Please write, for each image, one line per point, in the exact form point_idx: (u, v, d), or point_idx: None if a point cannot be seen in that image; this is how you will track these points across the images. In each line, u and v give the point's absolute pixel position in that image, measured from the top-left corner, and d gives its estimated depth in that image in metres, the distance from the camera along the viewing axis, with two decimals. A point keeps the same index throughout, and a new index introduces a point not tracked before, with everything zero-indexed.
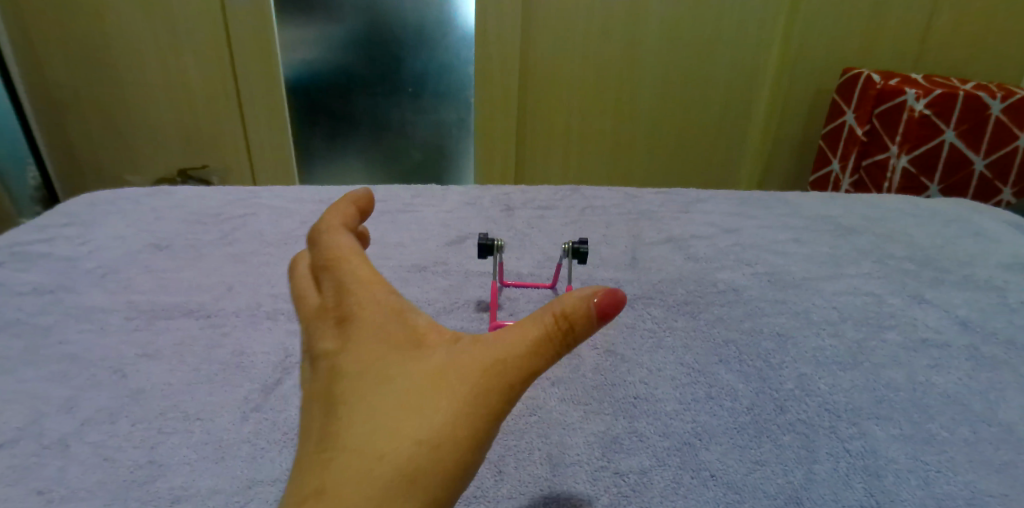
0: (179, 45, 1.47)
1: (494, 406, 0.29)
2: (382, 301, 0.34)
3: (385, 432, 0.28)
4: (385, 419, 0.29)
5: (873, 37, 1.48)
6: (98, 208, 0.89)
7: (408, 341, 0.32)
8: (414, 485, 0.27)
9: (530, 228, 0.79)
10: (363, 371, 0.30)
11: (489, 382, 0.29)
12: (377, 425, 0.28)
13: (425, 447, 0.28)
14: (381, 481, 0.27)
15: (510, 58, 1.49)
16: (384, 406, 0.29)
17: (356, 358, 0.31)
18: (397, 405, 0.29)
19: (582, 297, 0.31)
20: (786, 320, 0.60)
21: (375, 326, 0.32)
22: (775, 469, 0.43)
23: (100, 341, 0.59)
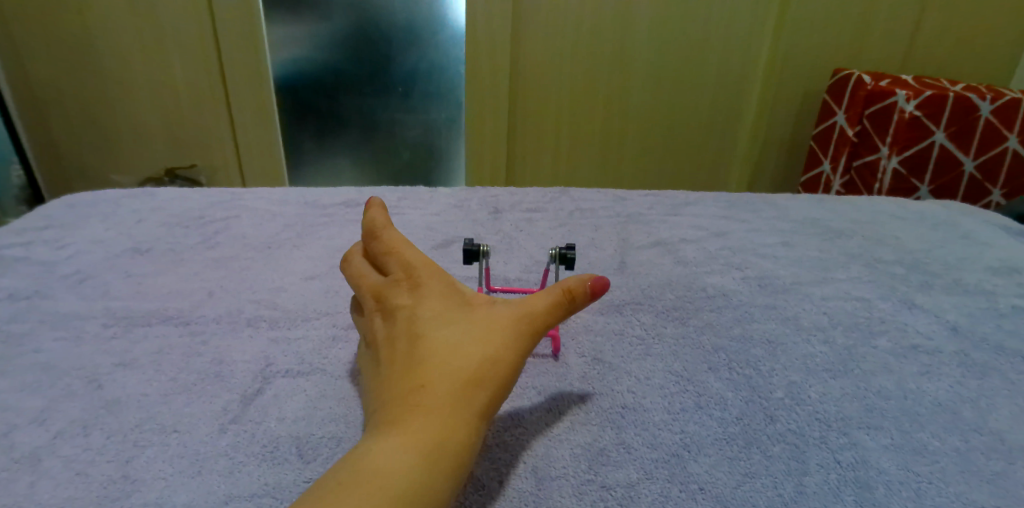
0: (165, 43, 1.44)
1: (529, 343, 0.41)
2: (441, 275, 0.45)
3: (456, 357, 0.39)
4: (458, 345, 0.40)
5: (863, 39, 1.48)
6: (77, 210, 0.87)
7: (464, 300, 0.43)
8: (478, 393, 0.38)
9: (518, 232, 0.77)
10: (434, 318, 0.41)
11: (524, 325, 0.41)
12: (451, 351, 0.39)
13: (484, 367, 0.39)
14: (456, 388, 0.38)
15: (501, 58, 1.48)
16: (452, 340, 0.40)
17: (429, 309, 0.42)
18: (462, 340, 0.40)
19: (582, 277, 0.43)
20: (776, 326, 0.59)
21: (438, 289, 0.43)
22: (765, 481, 0.42)
23: (75, 349, 0.57)
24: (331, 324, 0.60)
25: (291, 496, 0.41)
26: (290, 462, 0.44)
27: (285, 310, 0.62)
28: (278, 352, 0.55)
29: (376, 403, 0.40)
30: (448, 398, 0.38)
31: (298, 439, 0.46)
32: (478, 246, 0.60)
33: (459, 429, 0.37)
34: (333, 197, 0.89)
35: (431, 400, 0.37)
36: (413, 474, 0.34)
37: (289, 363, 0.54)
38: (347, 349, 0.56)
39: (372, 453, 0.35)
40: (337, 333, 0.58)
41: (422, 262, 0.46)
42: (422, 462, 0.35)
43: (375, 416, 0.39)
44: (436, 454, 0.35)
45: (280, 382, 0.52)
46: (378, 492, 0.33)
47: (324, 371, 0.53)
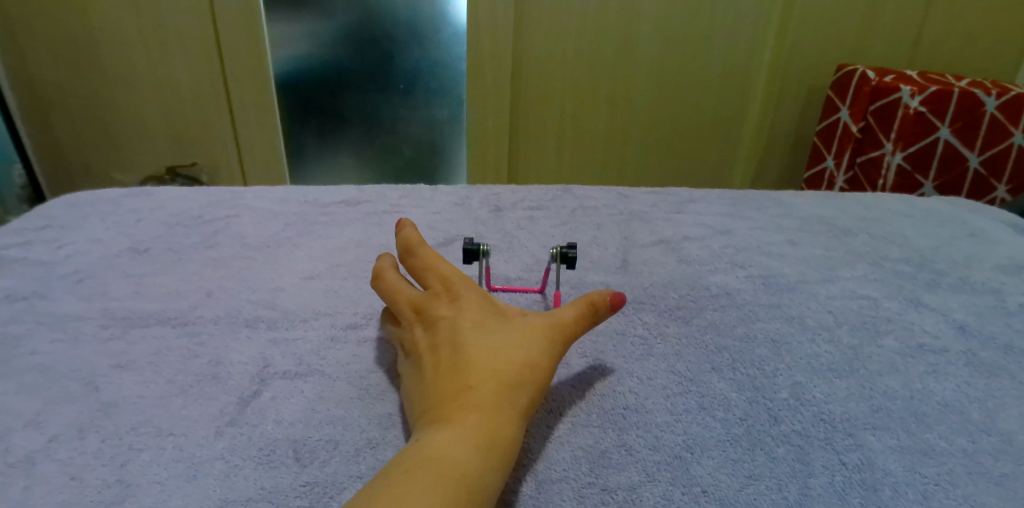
0: (167, 42, 1.44)
1: (560, 351, 0.46)
2: (477, 290, 0.49)
3: (501, 360, 0.43)
4: (502, 351, 0.44)
5: (867, 34, 1.46)
6: (76, 210, 0.87)
7: (500, 312, 0.48)
8: (524, 389, 0.43)
9: (519, 230, 0.77)
10: (477, 325, 0.45)
11: (556, 335, 0.46)
12: (496, 353, 0.43)
13: (526, 368, 0.43)
14: (506, 384, 0.42)
15: (502, 55, 1.47)
16: (496, 344, 0.44)
17: (471, 318, 0.46)
18: (504, 346, 0.44)
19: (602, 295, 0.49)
20: (781, 325, 0.59)
21: (477, 301, 0.48)
22: (770, 484, 0.41)
23: (72, 351, 0.57)
24: (330, 325, 0.59)
25: (287, 500, 0.40)
26: (287, 465, 0.43)
27: (283, 310, 0.62)
28: (276, 353, 0.55)
29: (423, 402, 0.43)
30: (499, 392, 0.41)
31: (295, 441, 0.45)
32: (478, 245, 0.59)
33: (511, 422, 0.40)
34: (333, 196, 0.89)
35: (484, 394, 0.41)
36: (479, 457, 0.37)
37: (288, 364, 0.54)
38: (345, 349, 0.56)
39: (435, 439, 0.38)
40: (335, 334, 0.58)
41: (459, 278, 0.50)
42: (485, 446, 0.38)
43: (426, 412, 0.41)
44: (495, 440, 0.39)
45: (277, 384, 0.51)
46: (452, 471, 0.35)
47: (322, 373, 0.53)
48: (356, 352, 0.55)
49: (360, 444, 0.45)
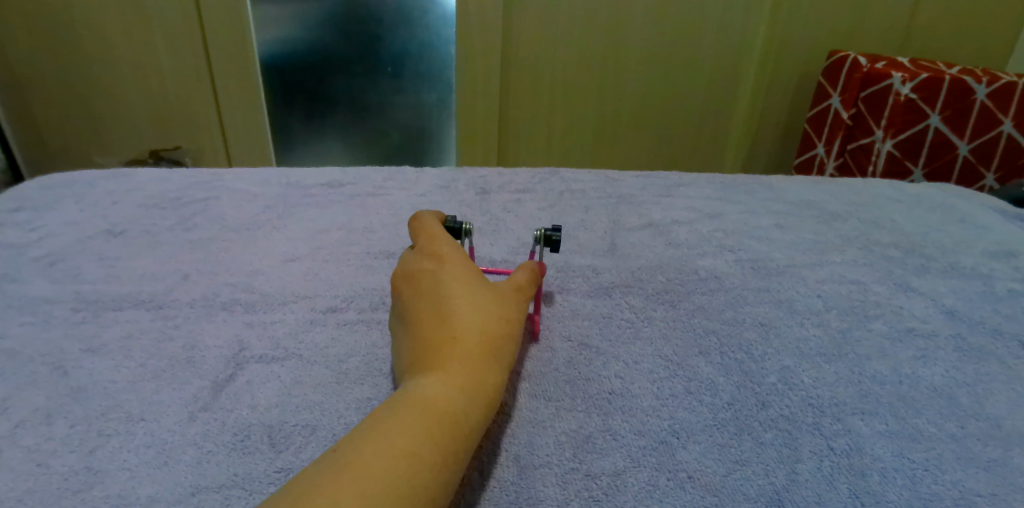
0: (146, 20, 1.39)
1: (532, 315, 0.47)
2: (461, 251, 0.50)
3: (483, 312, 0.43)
4: (483, 303, 0.44)
5: (860, 20, 1.45)
6: (49, 192, 0.84)
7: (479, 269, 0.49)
8: (507, 339, 0.43)
9: (506, 213, 0.75)
10: (461, 280, 0.46)
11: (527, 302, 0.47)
12: (477, 304, 0.44)
13: (505, 322, 0.44)
14: (490, 334, 0.42)
15: (492, 37, 1.44)
16: (477, 296, 0.45)
17: (455, 273, 0.46)
18: (486, 300, 0.44)
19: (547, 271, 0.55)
20: (769, 309, 0.58)
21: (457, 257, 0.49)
22: (757, 469, 0.41)
23: (42, 334, 0.55)
24: (309, 307, 0.58)
25: (261, 488, 0.39)
26: (262, 451, 0.42)
27: (262, 293, 0.60)
28: (253, 337, 0.53)
29: (407, 353, 0.43)
30: (484, 342, 0.41)
31: (271, 427, 0.44)
32: (459, 225, 0.58)
33: (495, 369, 0.41)
34: (316, 178, 0.87)
35: (468, 343, 0.41)
36: (463, 401, 0.37)
37: (265, 347, 0.52)
38: (324, 332, 0.54)
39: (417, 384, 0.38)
40: (314, 317, 0.57)
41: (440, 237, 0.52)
42: (469, 390, 0.38)
43: (411, 360, 0.41)
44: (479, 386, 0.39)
45: (253, 367, 0.50)
46: (435, 414, 0.35)
47: (300, 357, 0.51)
48: (336, 334, 0.54)
49: (338, 429, 0.44)
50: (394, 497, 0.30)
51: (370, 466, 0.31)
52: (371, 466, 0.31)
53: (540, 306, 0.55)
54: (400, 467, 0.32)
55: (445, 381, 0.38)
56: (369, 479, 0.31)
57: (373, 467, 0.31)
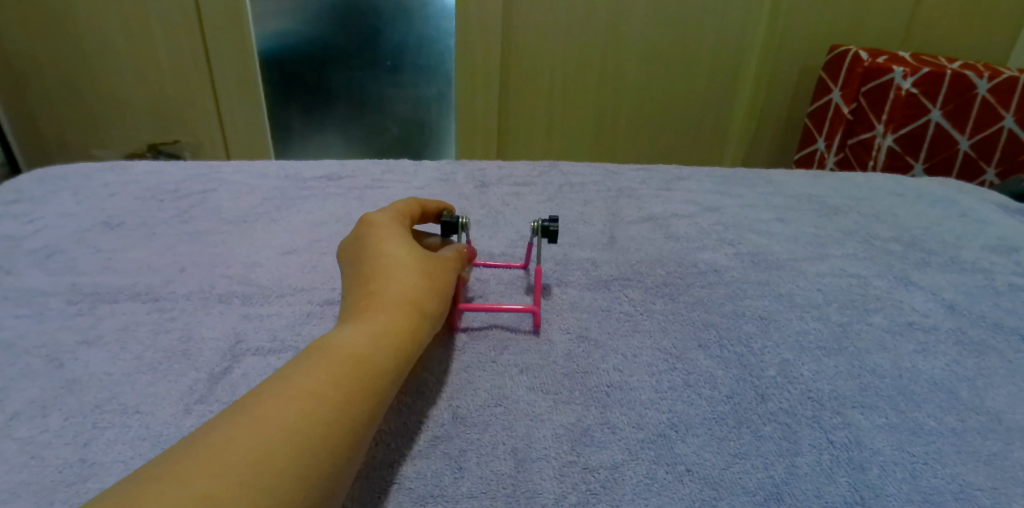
0: (143, 12, 1.38)
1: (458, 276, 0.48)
2: (395, 221, 0.51)
3: (405, 271, 0.44)
4: (407, 263, 0.45)
5: (861, 14, 1.44)
6: (45, 184, 0.84)
7: (409, 236, 0.50)
8: (428, 294, 0.44)
9: (504, 206, 0.75)
10: (389, 244, 0.47)
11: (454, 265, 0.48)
12: (399, 264, 0.45)
13: (427, 280, 0.45)
14: (410, 289, 0.43)
15: (491, 31, 1.43)
16: (401, 257, 0.46)
17: (383, 239, 0.47)
18: (410, 261, 0.45)
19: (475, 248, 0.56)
20: (769, 303, 0.57)
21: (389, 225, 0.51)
22: (755, 462, 0.40)
23: (37, 327, 0.54)
24: (306, 300, 0.58)
25: None
26: None
27: (258, 285, 0.60)
28: (250, 329, 0.53)
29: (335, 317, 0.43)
30: (402, 297, 0.42)
31: None
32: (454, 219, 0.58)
33: (415, 321, 0.41)
34: (314, 170, 0.86)
35: (386, 298, 0.41)
36: (377, 349, 0.38)
37: (261, 340, 0.52)
38: (322, 325, 0.54)
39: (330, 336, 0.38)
40: (312, 309, 0.56)
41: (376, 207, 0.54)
42: (383, 338, 0.38)
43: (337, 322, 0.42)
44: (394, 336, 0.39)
45: (249, 360, 0.50)
46: (345, 360, 0.36)
47: (297, 349, 0.51)
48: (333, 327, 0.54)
49: None
50: (290, 429, 0.30)
51: (273, 404, 0.32)
52: (271, 407, 0.31)
53: (536, 298, 0.55)
54: (303, 408, 0.32)
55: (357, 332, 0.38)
56: (266, 419, 0.31)
57: (273, 405, 0.32)
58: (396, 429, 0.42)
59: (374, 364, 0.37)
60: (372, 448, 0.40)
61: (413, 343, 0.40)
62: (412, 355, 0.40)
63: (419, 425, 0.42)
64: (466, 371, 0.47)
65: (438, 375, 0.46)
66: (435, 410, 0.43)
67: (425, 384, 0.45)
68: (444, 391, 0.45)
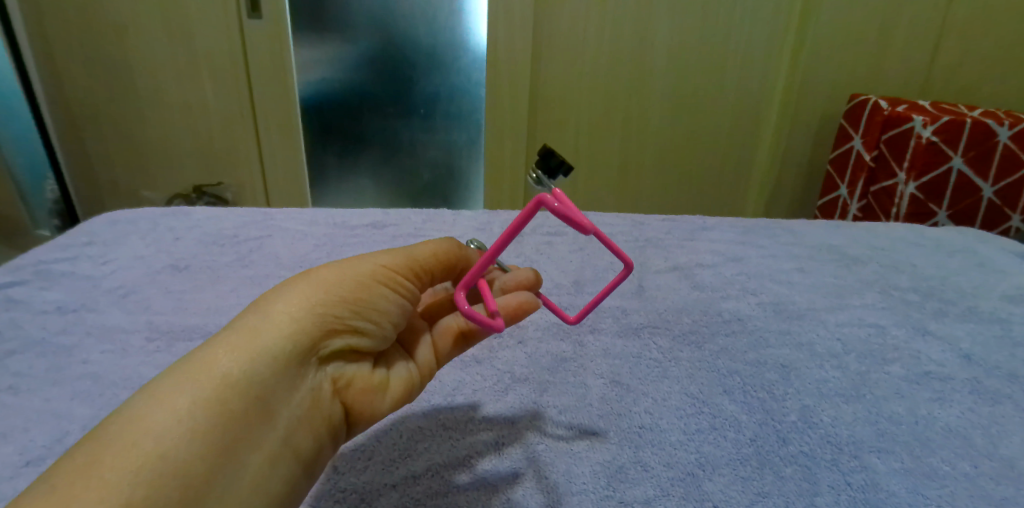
0: (198, 68, 1.51)
1: (372, 291, 0.42)
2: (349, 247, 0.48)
3: (286, 296, 0.39)
4: (297, 285, 0.40)
5: (878, 66, 1.50)
6: (117, 228, 0.92)
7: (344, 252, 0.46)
8: (289, 288, 0.40)
9: (539, 254, 0.80)
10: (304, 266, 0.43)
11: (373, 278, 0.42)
12: (286, 286, 0.40)
13: (308, 301, 0.39)
14: (280, 319, 0.38)
15: (521, 82, 1.51)
16: (297, 277, 0.41)
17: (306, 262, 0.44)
18: (302, 282, 0.40)
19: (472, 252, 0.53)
20: (791, 352, 0.61)
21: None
22: (777, 501, 0.44)
23: (121, 362, 0.61)
24: None
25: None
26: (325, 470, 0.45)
27: None
28: None
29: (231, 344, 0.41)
30: (264, 306, 0.38)
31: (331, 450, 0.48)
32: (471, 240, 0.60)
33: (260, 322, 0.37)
34: (361, 218, 0.93)
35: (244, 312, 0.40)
36: (197, 360, 0.35)
37: None
38: None
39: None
40: None
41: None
42: (209, 348, 0.36)
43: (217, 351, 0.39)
44: (224, 343, 0.36)
45: None
46: (165, 382, 0.34)
47: None
48: None
49: (394, 454, 0.47)
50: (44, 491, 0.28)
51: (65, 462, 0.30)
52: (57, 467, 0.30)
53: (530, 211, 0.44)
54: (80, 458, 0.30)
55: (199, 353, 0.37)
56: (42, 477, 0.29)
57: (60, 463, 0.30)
58: (451, 462, 0.46)
59: (185, 377, 0.34)
60: (431, 479, 0.45)
61: (252, 344, 0.36)
62: (251, 358, 0.36)
63: (471, 459, 0.47)
64: (511, 412, 0.52)
65: (486, 415, 0.51)
66: (485, 447, 0.48)
67: (474, 423, 0.50)
68: (493, 430, 0.50)
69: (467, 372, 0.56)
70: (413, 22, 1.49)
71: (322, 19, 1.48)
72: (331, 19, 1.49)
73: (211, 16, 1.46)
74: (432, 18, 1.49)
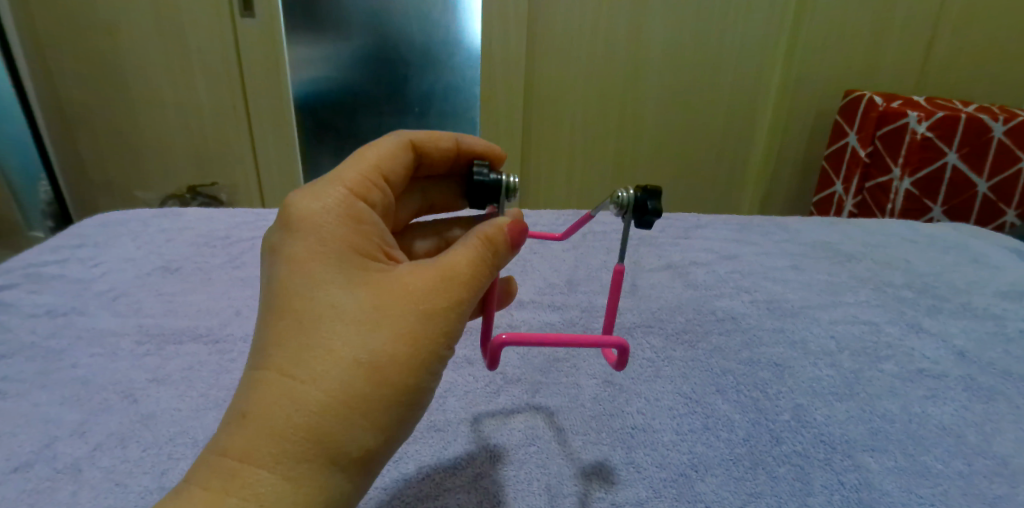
0: (191, 67, 1.50)
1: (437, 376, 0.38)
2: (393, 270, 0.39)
3: (354, 403, 0.34)
4: (363, 384, 0.34)
5: (873, 61, 1.49)
6: (109, 229, 0.91)
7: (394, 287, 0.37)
8: (363, 412, 0.34)
9: (532, 253, 0.80)
10: (361, 328, 0.36)
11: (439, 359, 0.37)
12: (350, 385, 0.34)
13: (382, 410, 0.35)
14: (352, 437, 0.34)
15: (515, 80, 1.50)
16: (361, 367, 0.35)
17: (357, 314, 0.36)
18: (370, 382, 0.35)
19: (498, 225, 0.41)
20: (785, 350, 0.61)
21: (336, 236, 0.39)
22: (770, 500, 0.44)
23: (111, 365, 0.61)
24: None
25: None
26: None
27: None
28: None
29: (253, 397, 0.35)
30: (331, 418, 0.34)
31: None
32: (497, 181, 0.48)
33: (338, 469, 0.34)
34: None
35: (294, 425, 0.33)
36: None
37: None
38: None
39: (224, 461, 0.33)
40: None
41: (319, 185, 0.42)
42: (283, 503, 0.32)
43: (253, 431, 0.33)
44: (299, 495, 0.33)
45: None
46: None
47: None
48: None
49: None
50: None
51: None
52: None
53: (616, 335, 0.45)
54: None
55: (251, 489, 0.32)
56: None
57: None
58: (442, 464, 0.46)
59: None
60: (421, 482, 0.44)
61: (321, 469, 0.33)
62: (324, 483, 0.33)
63: (462, 461, 0.46)
64: (503, 413, 0.51)
65: (477, 417, 0.51)
66: (476, 448, 0.48)
67: (465, 426, 0.50)
68: (484, 431, 0.49)
69: (459, 373, 0.56)
70: (407, 20, 1.49)
71: (315, 18, 1.47)
72: (324, 18, 1.48)
73: (203, 14, 1.45)
74: (425, 16, 1.48)
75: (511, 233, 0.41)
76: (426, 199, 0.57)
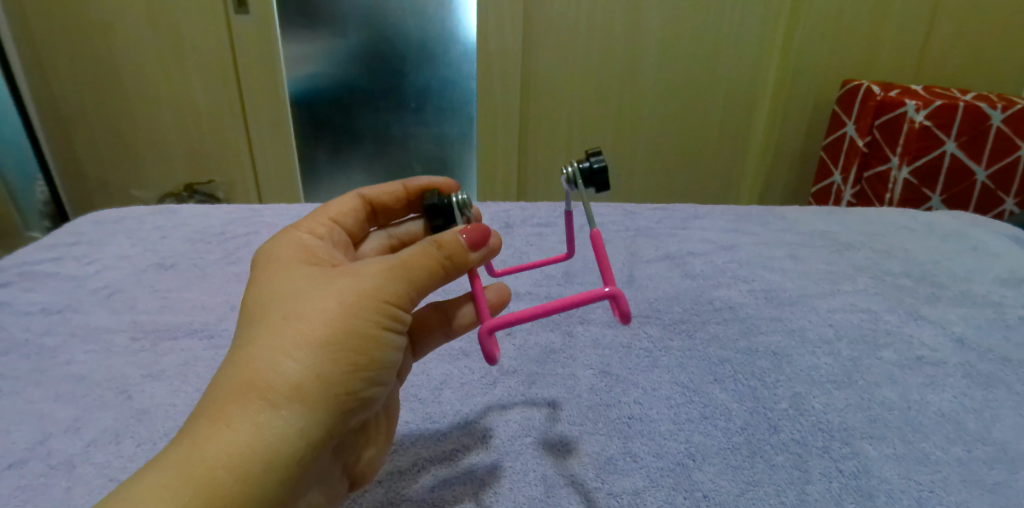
0: (186, 63, 1.49)
1: (378, 337, 0.38)
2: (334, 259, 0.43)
3: (286, 353, 0.36)
4: (296, 335, 0.36)
5: (871, 50, 1.48)
6: (104, 227, 0.90)
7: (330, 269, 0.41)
8: (295, 359, 0.36)
9: (529, 246, 0.79)
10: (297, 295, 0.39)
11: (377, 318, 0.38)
12: (285, 339, 0.36)
13: (316, 360, 0.36)
14: (290, 383, 0.35)
15: (512, 73, 1.49)
16: (294, 322, 0.37)
17: (294, 285, 0.40)
18: (300, 336, 0.36)
19: (457, 232, 0.42)
20: (782, 338, 0.60)
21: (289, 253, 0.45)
22: (768, 489, 0.43)
23: (105, 362, 0.60)
24: None
25: None
26: None
27: None
28: None
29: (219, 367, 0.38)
30: (268, 366, 0.35)
31: None
32: (450, 199, 0.51)
33: (279, 414, 0.34)
34: None
35: (237, 371, 0.36)
36: (210, 456, 0.33)
37: None
38: None
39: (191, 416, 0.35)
40: None
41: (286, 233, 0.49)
42: (222, 451, 0.33)
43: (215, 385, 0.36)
44: (239, 438, 0.33)
45: None
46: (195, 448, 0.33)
47: None
48: None
49: None
50: None
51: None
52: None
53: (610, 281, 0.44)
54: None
55: (200, 435, 0.34)
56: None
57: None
58: (438, 456, 0.46)
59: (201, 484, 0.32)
60: (416, 474, 0.44)
61: (261, 413, 0.34)
62: (266, 428, 0.34)
63: (459, 453, 0.46)
64: (498, 404, 0.51)
65: (474, 409, 0.50)
66: (472, 440, 0.47)
67: (462, 417, 0.49)
68: (479, 422, 0.49)
69: (455, 365, 0.55)
70: (402, 14, 1.47)
71: (309, 13, 1.46)
72: (319, 13, 1.47)
73: (197, 11, 1.43)
74: (421, 10, 1.47)
75: (467, 237, 0.42)
76: (391, 239, 0.61)
